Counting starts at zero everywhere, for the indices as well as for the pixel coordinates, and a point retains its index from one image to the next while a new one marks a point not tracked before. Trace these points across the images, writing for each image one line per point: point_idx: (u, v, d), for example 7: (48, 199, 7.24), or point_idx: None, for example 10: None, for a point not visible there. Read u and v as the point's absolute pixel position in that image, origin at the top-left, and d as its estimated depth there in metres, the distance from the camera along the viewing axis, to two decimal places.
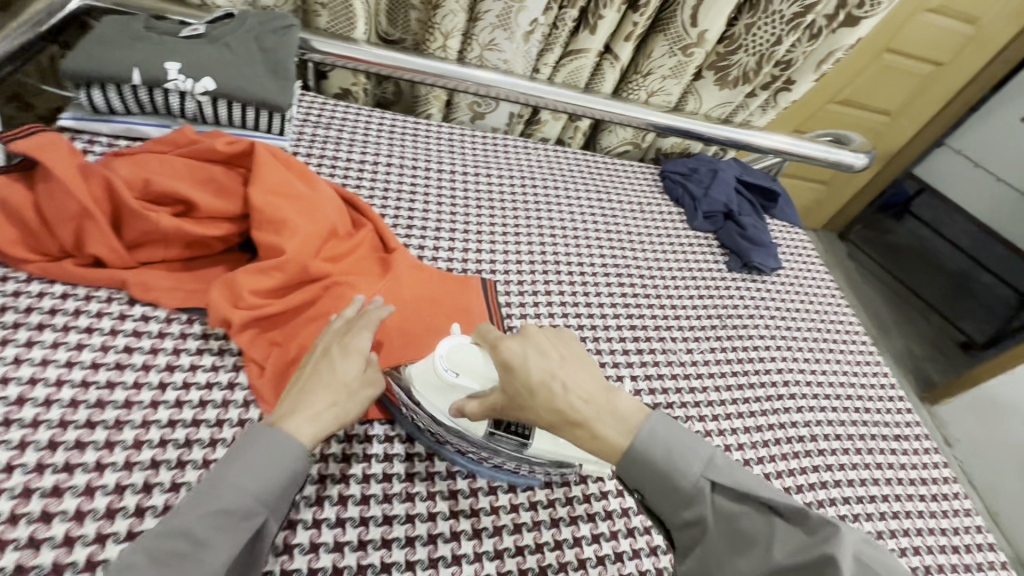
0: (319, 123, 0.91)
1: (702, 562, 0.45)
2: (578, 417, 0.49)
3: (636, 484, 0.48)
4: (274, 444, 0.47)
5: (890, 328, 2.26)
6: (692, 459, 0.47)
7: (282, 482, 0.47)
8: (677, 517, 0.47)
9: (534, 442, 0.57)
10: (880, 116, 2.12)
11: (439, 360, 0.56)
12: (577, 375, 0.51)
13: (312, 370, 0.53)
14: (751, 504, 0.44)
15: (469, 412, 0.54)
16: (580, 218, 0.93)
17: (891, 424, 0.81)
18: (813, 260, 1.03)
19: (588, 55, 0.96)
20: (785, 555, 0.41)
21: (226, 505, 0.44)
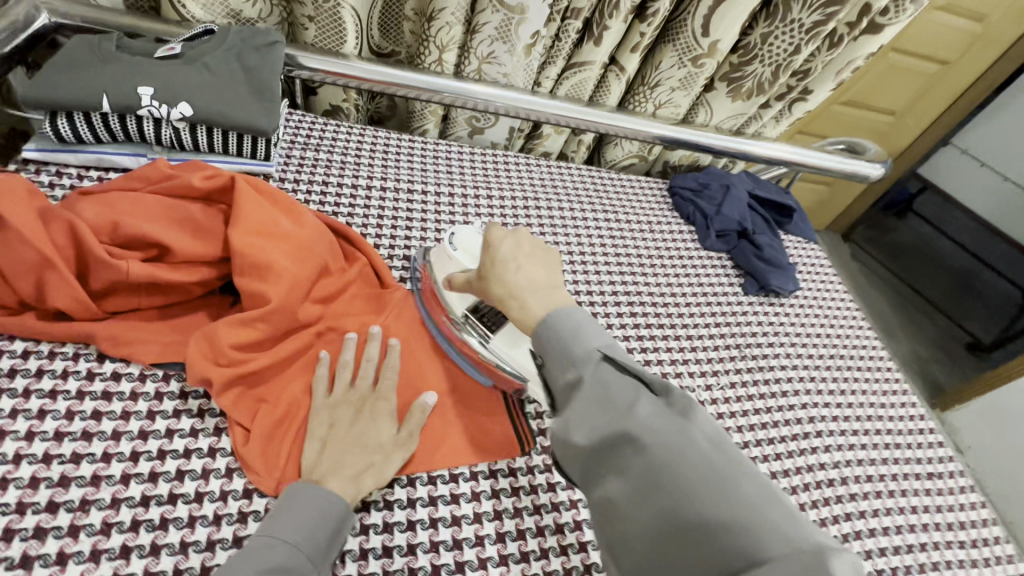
0: (308, 144, 0.85)
1: (570, 412, 0.42)
2: (515, 287, 0.53)
3: (541, 352, 0.47)
4: (321, 505, 0.46)
5: (898, 332, 2.21)
6: (594, 338, 0.45)
7: (330, 538, 0.45)
8: (562, 377, 0.44)
9: (494, 340, 0.61)
10: (885, 117, 2.08)
11: (451, 240, 0.65)
12: (538, 266, 0.56)
13: (347, 425, 0.53)
14: (640, 389, 0.42)
15: (455, 282, 0.62)
16: (587, 241, 0.88)
17: (926, 461, 0.76)
18: (831, 278, 0.98)
19: (593, 68, 0.91)
20: (645, 415, 0.40)
21: (284, 561, 0.42)
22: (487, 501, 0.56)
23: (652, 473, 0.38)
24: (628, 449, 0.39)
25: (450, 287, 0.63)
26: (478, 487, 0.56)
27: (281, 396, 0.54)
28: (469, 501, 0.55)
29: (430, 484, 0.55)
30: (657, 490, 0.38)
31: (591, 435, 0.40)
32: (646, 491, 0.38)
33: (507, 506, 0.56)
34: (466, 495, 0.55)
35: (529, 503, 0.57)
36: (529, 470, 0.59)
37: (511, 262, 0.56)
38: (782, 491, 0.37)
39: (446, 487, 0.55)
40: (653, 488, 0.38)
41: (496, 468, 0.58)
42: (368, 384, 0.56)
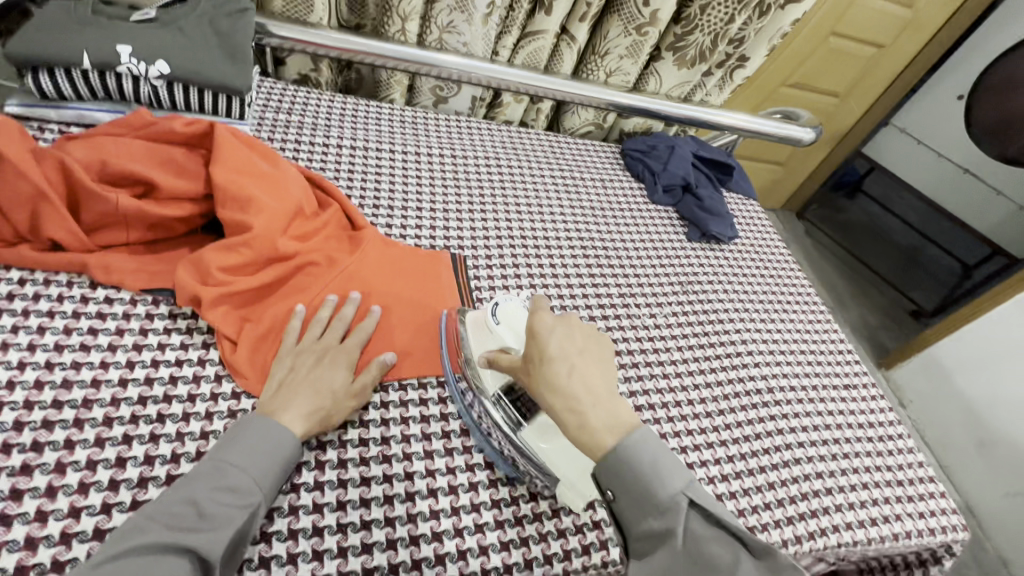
0: (280, 107, 0.90)
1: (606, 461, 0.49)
2: (576, 402, 0.49)
3: (611, 489, 0.48)
4: (263, 435, 0.50)
5: (846, 299, 2.37)
6: (676, 478, 0.46)
7: (275, 468, 0.50)
8: (600, 446, 0.48)
9: (528, 426, 0.59)
10: (829, 98, 2.22)
11: (493, 310, 0.64)
12: (594, 369, 0.52)
13: (303, 369, 0.56)
14: (739, 550, 0.43)
15: (497, 361, 0.58)
16: (545, 196, 0.96)
17: (840, 375, 0.87)
18: (766, 228, 1.09)
19: (545, 37, 0.99)
20: (722, 561, 0.42)
21: (232, 482, 0.46)
22: (451, 405, 0.65)
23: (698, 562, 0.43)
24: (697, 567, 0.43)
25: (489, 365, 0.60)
26: (444, 394, 0.66)
27: (263, 316, 0.60)
28: (436, 404, 0.64)
29: (400, 390, 0.64)
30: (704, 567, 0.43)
31: (668, 555, 0.44)
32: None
33: (468, 409, 0.65)
34: (433, 400, 0.65)
35: None
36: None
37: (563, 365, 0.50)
38: None
39: (415, 393, 0.65)
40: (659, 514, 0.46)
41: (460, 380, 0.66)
42: (335, 339, 0.61)
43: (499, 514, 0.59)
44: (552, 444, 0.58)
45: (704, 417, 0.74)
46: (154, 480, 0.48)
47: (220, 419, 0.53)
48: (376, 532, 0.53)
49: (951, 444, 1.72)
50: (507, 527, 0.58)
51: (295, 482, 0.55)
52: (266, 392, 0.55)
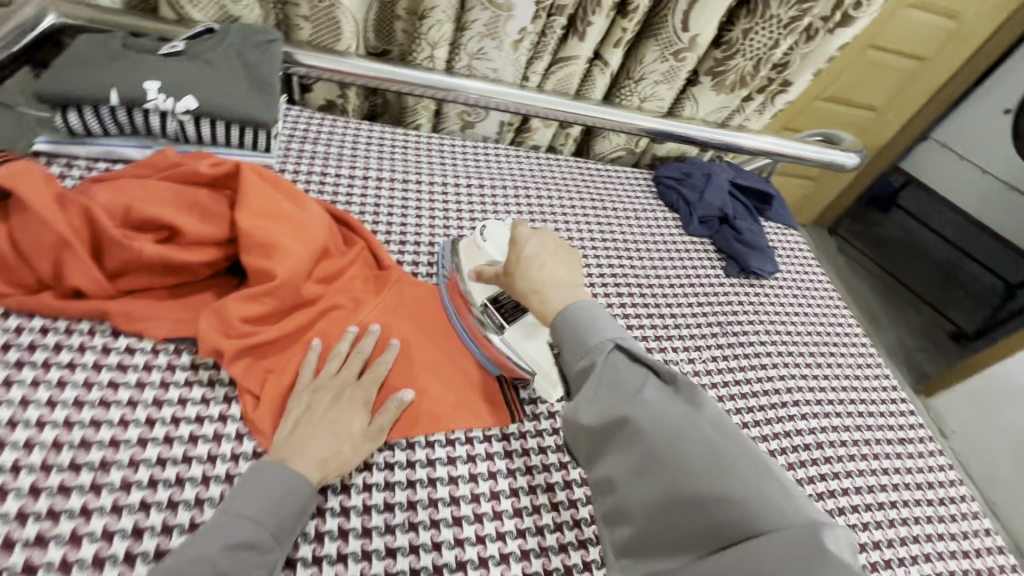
0: (306, 138, 0.89)
1: (582, 395, 0.48)
2: (541, 285, 0.57)
3: (558, 344, 0.53)
4: (279, 482, 0.48)
5: (883, 321, 2.27)
6: (607, 326, 0.51)
7: (291, 519, 0.48)
8: (574, 365, 0.50)
9: (510, 329, 0.63)
10: (867, 112, 2.13)
11: (481, 232, 0.70)
12: (563, 265, 0.61)
13: (320, 408, 0.54)
14: (649, 376, 0.48)
15: (483, 273, 0.65)
16: (575, 227, 0.92)
17: (894, 427, 0.81)
18: (809, 261, 1.03)
19: (577, 62, 0.95)
20: (652, 399, 0.46)
21: (248, 538, 0.45)
22: (481, 463, 0.60)
23: (647, 451, 0.44)
24: (631, 428, 0.45)
25: (477, 276, 0.66)
26: (473, 450, 0.60)
27: (286, 367, 0.58)
28: (465, 462, 0.59)
29: (427, 446, 0.59)
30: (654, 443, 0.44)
31: (599, 417, 0.46)
32: (645, 460, 0.44)
33: (500, 468, 0.60)
34: (462, 457, 0.59)
35: (522, 465, 0.61)
36: (518, 436, 0.63)
37: (536, 260, 0.59)
38: (779, 469, 0.42)
39: (444, 450, 0.59)
40: (661, 466, 0.43)
41: (489, 434, 0.62)
42: (353, 374, 0.58)
43: None
44: (537, 341, 0.63)
45: None
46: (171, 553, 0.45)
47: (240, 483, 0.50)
48: None
49: (999, 481, 1.60)
50: None
51: (317, 553, 0.50)
52: (280, 434, 0.53)
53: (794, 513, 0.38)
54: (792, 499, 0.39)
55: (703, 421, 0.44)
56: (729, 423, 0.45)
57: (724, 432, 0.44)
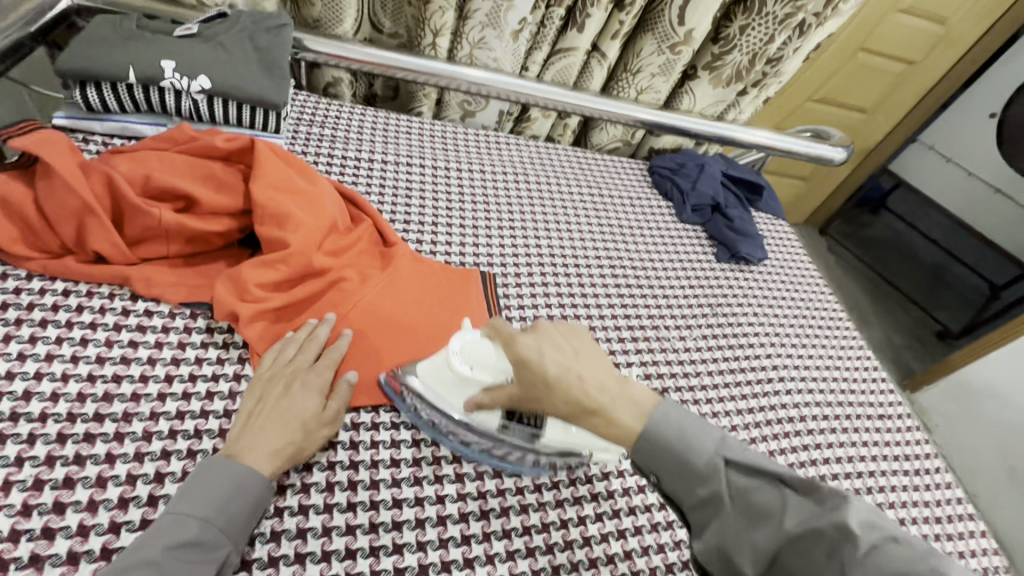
0: (313, 121, 0.91)
1: (713, 527, 0.44)
2: (597, 406, 0.47)
3: (651, 469, 0.47)
4: (229, 477, 0.47)
5: (871, 318, 2.32)
6: (707, 439, 0.46)
7: (244, 513, 0.47)
8: (690, 494, 0.45)
9: (546, 434, 0.56)
10: (856, 113, 2.18)
11: (453, 350, 0.57)
12: (593, 364, 0.50)
13: (269, 402, 0.53)
14: (783, 490, 0.42)
15: (484, 403, 0.53)
16: (573, 213, 0.96)
17: (875, 404, 0.85)
18: (797, 249, 1.07)
19: (576, 53, 0.99)
20: (794, 524, 0.41)
21: (192, 537, 0.44)
22: None
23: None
24: (792, 556, 0.41)
25: (476, 408, 0.54)
26: None
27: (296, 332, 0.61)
28: None
29: None
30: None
31: (753, 561, 0.42)
32: None
33: None
34: None
35: None
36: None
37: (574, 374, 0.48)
38: (940, 555, 0.37)
39: None
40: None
41: None
42: (307, 360, 0.57)
43: (530, 540, 0.56)
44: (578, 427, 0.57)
45: None
46: None
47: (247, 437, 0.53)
48: (407, 557, 0.51)
49: (980, 472, 1.65)
50: (538, 555, 0.55)
51: (328, 502, 0.53)
52: (231, 431, 0.52)
53: None
54: None
55: (852, 520, 0.39)
56: (881, 523, 0.40)
57: (882, 546, 0.38)
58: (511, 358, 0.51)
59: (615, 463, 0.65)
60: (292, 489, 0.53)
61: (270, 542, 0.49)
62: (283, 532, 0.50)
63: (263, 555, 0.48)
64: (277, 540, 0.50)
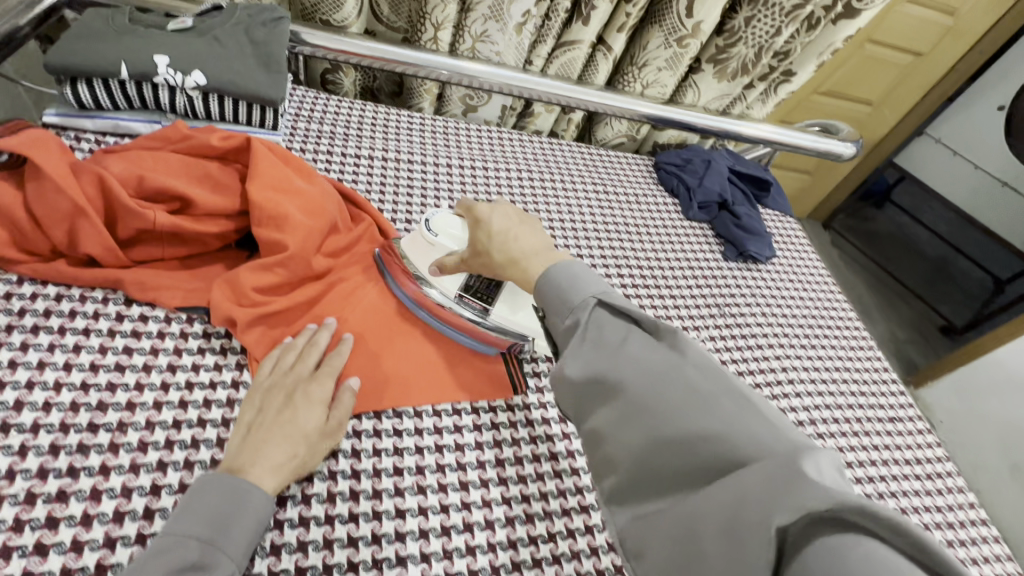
0: (312, 117, 0.89)
1: (566, 353, 0.46)
2: (518, 257, 0.58)
3: (542, 306, 0.53)
4: (229, 494, 0.45)
5: (875, 313, 2.30)
6: (590, 287, 0.49)
7: (246, 533, 0.44)
8: (560, 324, 0.49)
9: (494, 309, 0.64)
10: (862, 106, 2.15)
11: (427, 225, 0.66)
12: (528, 232, 0.61)
13: (270, 413, 0.51)
14: (632, 328, 0.46)
15: (447, 265, 0.64)
16: (576, 210, 0.94)
17: (886, 406, 0.83)
18: (805, 247, 1.05)
19: (581, 46, 0.96)
20: (641, 352, 0.44)
21: (195, 561, 0.41)
22: (487, 431, 0.61)
23: (637, 400, 0.42)
24: (624, 383, 0.43)
25: (441, 271, 0.64)
26: (478, 420, 0.62)
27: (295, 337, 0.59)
28: (471, 431, 0.61)
29: (435, 416, 0.61)
30: (643, 400, 0.41)
31: (585, 375, 0.44)
32: (634, 411, 0.41)
33: (505, 437, 0.61)
34: (468, 426, 0.61)
35: (526, 435, 0.62)
36: (522, 407, 0.65)
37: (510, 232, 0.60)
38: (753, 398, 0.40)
39: (450, 419, 0.61)
40: (648, 410, 0.41)
41: (495, 405, 0.64)
42: (308, 369, 0.56)
43: (536, 550, 0.54)
44: (525, 309, 0.64)
45: None
46: None
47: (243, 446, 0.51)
48: (410, 570, 0.50)
49: (983, 469, 1.63)
50: (545, 566, 0.54)
51: (329, 513, 0.51)
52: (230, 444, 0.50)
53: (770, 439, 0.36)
54: (772, 428, 0.37)
55: (682, 354, 0.44)
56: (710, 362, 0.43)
57: (710, 381, 0.41)
58: (467, 220, 0.64)
59: None
60: (292, 500, 0.51)
61: (270, 556, 0.48)
62: (283, 545, 0.49)
63: (263, 570, 0.47)
64: (277, 553, 0.48)
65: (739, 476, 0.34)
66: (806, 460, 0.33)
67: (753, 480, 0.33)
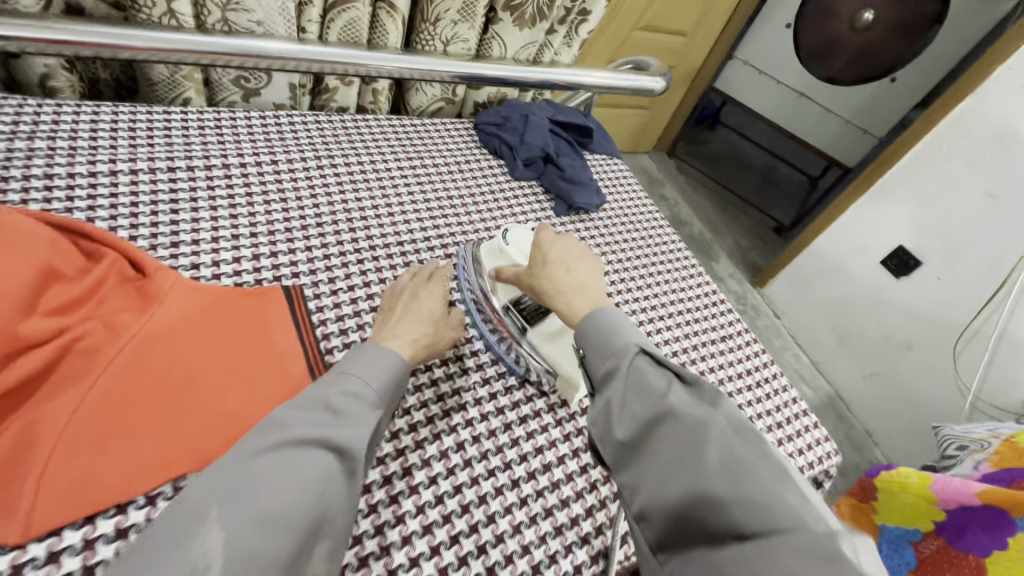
0: (12, 133, 0.68)
1: (607, 401, 0.49)
2: (565, 289, 0.64)
3: (581, 346, 0.56)
4: (379, 350, 0.57)
5: (721, 229, 2.53)
6: (634, 335, 0.53)
7: (392, 381, 0.56)
8: (600, 366, 0.53)
9: (533, 329, 0.69)
10: (679, 39, 2.24)
11: (505, 236, 0.76)
12: (583, 270, 0.68)
13: (405, 304, 0.65)
14: (674, 381, 0.48)
15: (503, 272, 0.71)
16: (393, 191, 0.84)
17: (714, 328, 0.88)
18: (632, 188, 1.07)
19: (358, 6, 0.85)
20: (678, 404, 0.46)
21: (356, 386, 0.52)
22: None
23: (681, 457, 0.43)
24: (662, 428, 0.45)
25: (497, 277, 0.71)
26: None
27: (12, 433, 0.45)
28: None
29: None
30: (682, 462, 0.43)
31: (626, 426, 0.47)
32: (671, 468, 0.43)
33: None
34: None
35: None
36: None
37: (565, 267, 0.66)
38: (797, 475, 0.42)
39: None
40: (689, 467, 0.43)
41: None
42: (425, 276, 0.71)
43: None
44: (559, 343, 0.69)
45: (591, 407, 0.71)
46: None
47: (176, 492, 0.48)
48: None
49: (819, 344, 1.83)
50: None
51: None
52: (374, 329, 0.63)
53: (810, 516, 0.38)
54: (810, 503, 0.40)
55: (720, 413, 0.45)
56: (753, 429, 0.45)
57: (749, 455, 0.42)
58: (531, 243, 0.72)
59: (467, 472, 0.59)
60: None
61: None
62: None
63: None
64: None
65: (794, 539, 0.37)
66: (842, 539, 0.36)
67: (788, 549, 0.36)
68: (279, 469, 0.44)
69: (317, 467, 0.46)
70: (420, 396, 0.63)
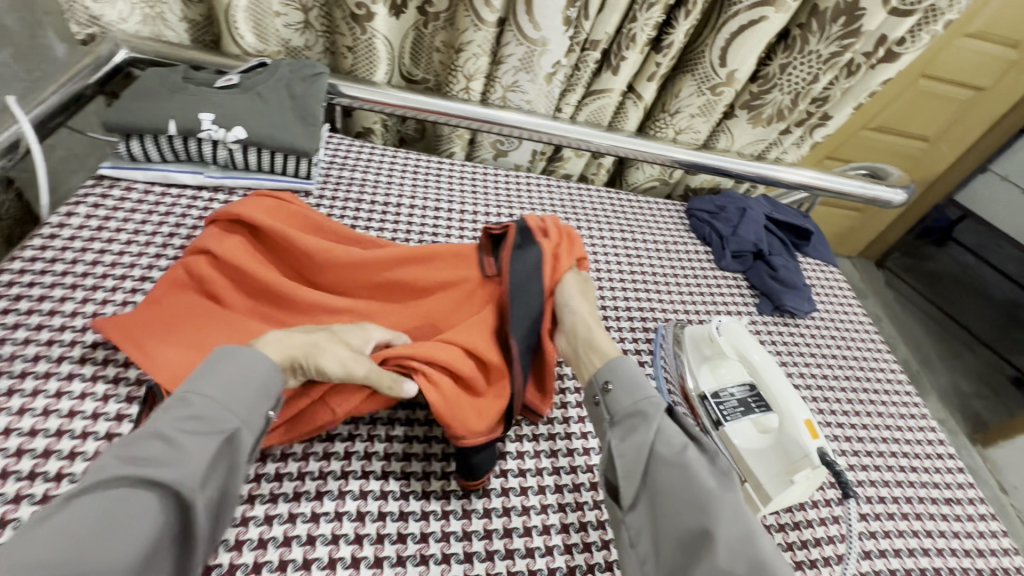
0: (344, 165, 0.92)
1: (638, 436, 0.52)
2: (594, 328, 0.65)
3: (607, 379, 0.57)
4: (233, 369, 0.49)
5: (935, 363, 2.11)
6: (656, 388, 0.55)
7: (251, 394, 0.49)
8: (627, 406, 0.54)
9: (729, 423, 0.64)
10: (918, 143, 2.00)
11: (716, 325, 0.71)
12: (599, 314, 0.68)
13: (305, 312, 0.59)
14: (693, 444, 0.51)
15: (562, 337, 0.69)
16: (604, 257, 0.90)
17: (942, 486, 0.72)
18: (848, 299, 0.98)
19: (611, 95, 0.96)
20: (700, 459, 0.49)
21: (198, 410, 0.46)
22: (496, 499, 0.60)
23: (689, 505, 0.47)
24: (678, 477, 0.49)
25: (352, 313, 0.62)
26: (487, 485, 0.60)
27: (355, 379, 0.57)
28: (479, 498, 0.60)
29: (442, 480, 0.60)
30: (698, 514, 0.46)
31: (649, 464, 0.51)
32: (684, 518, 0.47)
33: (514, 505, 0.60)
34: (476, 493, 0.60)
35: (537, 503, 0.61)
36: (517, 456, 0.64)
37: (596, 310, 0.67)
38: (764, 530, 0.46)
39: (458, 484, 0.60)
40: (700, 513, 0.46)
41: (505, 470, 0.63)
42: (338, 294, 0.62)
43: None
44: (757, 448, 0.62)
45: (790, 527, 0.62)
46: (218, 568, 0.49)
47: (352, 501, 0.56)
48: None
49: None
50: None
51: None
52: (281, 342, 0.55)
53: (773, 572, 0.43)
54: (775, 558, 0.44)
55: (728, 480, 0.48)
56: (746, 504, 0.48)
57: (749, 525, 0.45)
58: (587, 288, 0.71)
59: None
60: (292, 565, 0.51)
61: None
62: None
63: None
64: None
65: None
66: None
67: None
68: (106, 513, 0.39)
69: (151, 517, 0.41)
70: (587, 460, 0.66)
